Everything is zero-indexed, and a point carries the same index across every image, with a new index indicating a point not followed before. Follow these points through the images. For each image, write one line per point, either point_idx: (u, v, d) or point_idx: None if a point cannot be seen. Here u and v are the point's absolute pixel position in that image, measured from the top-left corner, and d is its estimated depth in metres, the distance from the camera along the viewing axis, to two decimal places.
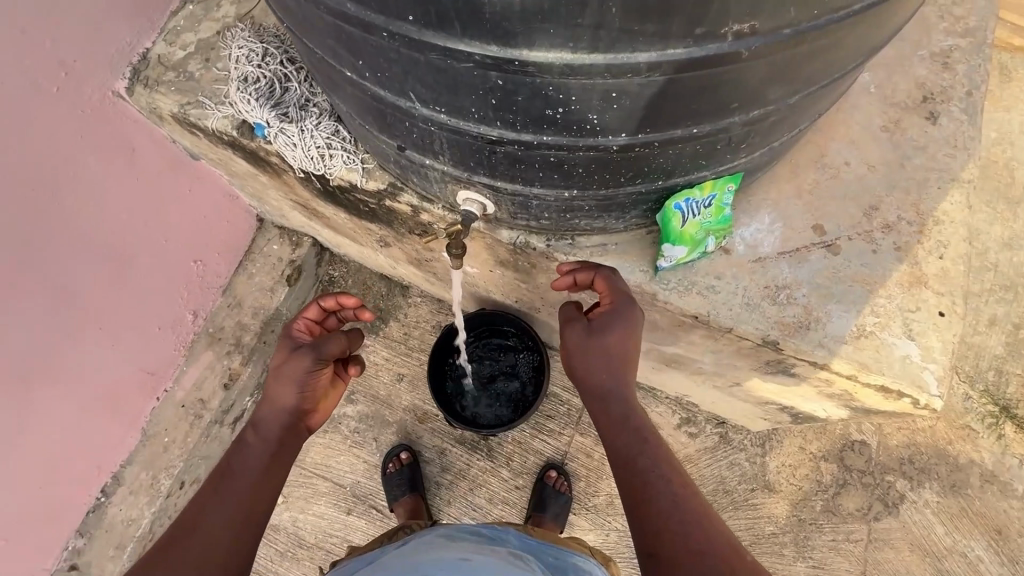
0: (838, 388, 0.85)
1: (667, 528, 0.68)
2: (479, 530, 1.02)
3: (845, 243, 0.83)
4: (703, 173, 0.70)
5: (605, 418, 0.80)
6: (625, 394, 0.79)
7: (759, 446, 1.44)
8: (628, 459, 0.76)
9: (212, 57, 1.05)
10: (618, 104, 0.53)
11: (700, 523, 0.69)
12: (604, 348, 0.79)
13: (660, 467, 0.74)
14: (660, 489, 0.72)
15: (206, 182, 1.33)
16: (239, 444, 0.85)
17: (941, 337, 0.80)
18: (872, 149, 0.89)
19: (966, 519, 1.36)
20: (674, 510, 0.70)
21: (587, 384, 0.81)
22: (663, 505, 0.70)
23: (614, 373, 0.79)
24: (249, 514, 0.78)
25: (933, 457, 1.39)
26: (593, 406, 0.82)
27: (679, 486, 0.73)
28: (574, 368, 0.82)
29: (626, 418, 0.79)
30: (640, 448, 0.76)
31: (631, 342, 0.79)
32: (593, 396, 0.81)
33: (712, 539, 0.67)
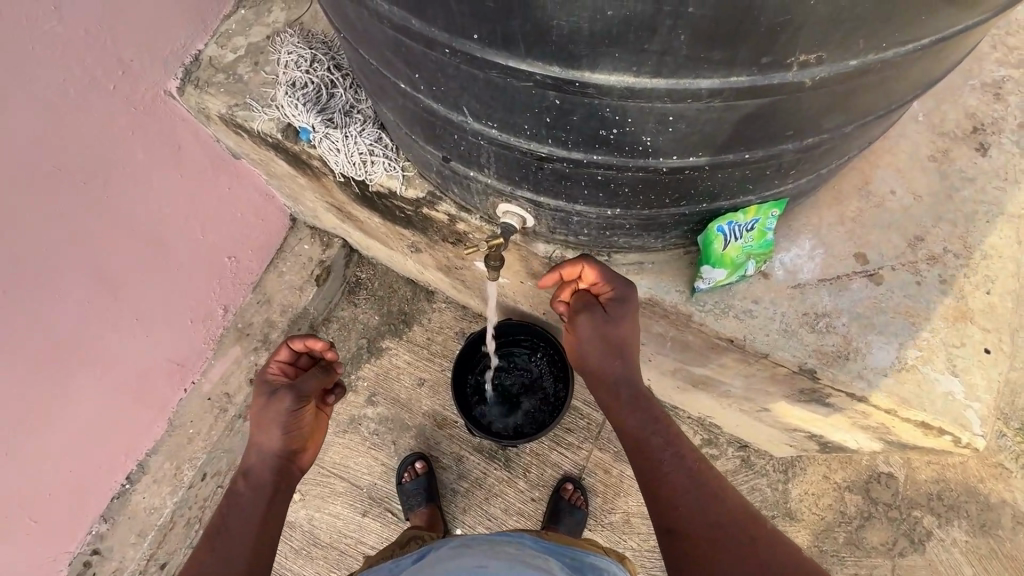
0: (874, 421, 0.83)
1: (683, 505, 0.72)
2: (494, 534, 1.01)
3: (888, 273, 0.82)
4: (749, 197, 0.69)
5: (618, 403, 0.83)
6: (634, 377, 0.83)
7: (782, 473, 1.41)
8: (642, 439, 0.80)
9: (261, 60, 1.07)
10: (674, 127, 0.53)
11: (714, 497, 0.73)
12: (614, 336, 0.81)
13: (673, 447, 0.78)
14: (674, 467, 0.76)
15: (245, 180, 1.35)
16: (232, 494, 0.87)
17: (986, 374, 0.77)
18: (917, 178, 0.87)
19: (996, 561, 1.31)
20: (692, 487, 0.74)
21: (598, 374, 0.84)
22: (678, 484, 0.74)
23: (625, 359, 0.82)
24: (252, 559, 0.78)
25: (963, 494, 1.35)
26: (604, 395, 0.84)
27: (693, 463, 0.77)
28: (585, 359, 0.84)
29: (637, 401, 0.82)
30: (653, 427, 0.80)
31: (635, 326, 0.82)
32: (605, 383, 0.84)
33: (727, 510, 0.72)
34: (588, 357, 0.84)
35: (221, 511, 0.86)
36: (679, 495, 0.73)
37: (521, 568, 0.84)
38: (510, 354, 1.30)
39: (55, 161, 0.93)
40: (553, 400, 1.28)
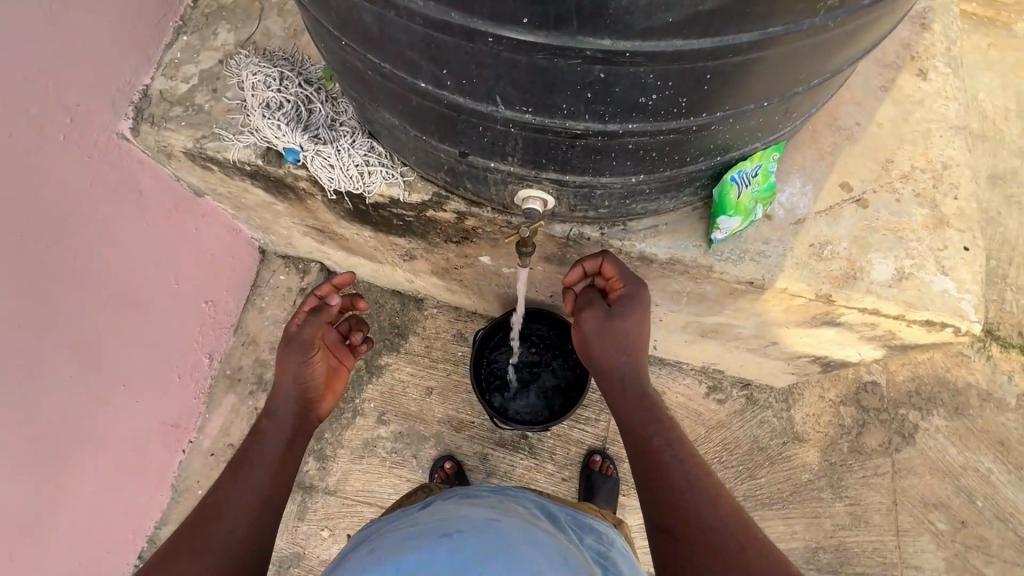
0: (883, 329, 0.92)
1: (686, 511, 0.75)
2: (498, 489, 0.98)
3: (871, 197, 0.90)
4: (756, 144, 0.74)
5: (623, 399, 0.88)
6: (640, 373, 0.88)
7: (784, 401, 1.52)
8: (644, 438, 0.83)
9: (219, 86, 1.01)
10: (709, 84, 0.56)
11: (710, 497, 0.76)
12: (622, 332, 0.86)
13: (673, 450, 0.81)
14: (677, 474, 0.78)
15: (212, 219, 1.27)
16: (259, 430, 0.93)
17: (970, 269, 0.87)
18: (875, 108, 0.97)
19: (973, 437, 1.49)
20: (691, 491, 0.76)
21: (607, 366, 0.88)
22: (678, 484, 0.77)
23: (631, 353, 0.87)
24: (269, 499, 0.84)
25: (936, 385, 1.52)
26: (610, 390, 0.89)
27: (693, 467, 0.79)
28: (594, 353, 0.89)
29: (643, 398, 0.87)
30: (656, 427, 0.84)
31: (643, 324, 0.88)
32: (612, 377, 0.88)
33: (719, 516, 0.74)
34: (597, 353, 0.88)
35: (245, 444, 0.92)
36: (681, 496, 0.76)
37: (528, 529, 0.80)
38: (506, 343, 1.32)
39: (15, 227, 0.84)
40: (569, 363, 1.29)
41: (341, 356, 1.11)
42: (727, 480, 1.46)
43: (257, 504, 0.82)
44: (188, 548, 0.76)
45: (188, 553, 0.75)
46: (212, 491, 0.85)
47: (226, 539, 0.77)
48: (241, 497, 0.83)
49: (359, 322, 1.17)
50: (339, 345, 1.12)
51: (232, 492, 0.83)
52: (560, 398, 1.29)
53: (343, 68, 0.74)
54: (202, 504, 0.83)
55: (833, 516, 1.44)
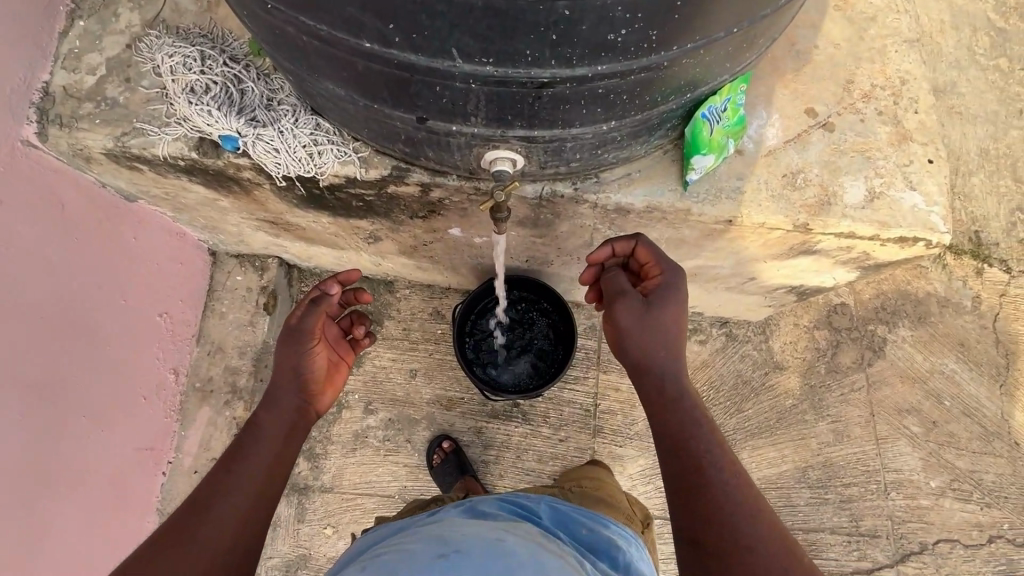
0: (858, 251, 0.93)
1: (723, 522, 0.72)
2: (512, 505, 0.97)
3: (835, 120, 0.90)
4: (725, 76, 0.72)
5: (660, 396, 0.83)
6: (676, 365, 0.83)
7: (762, 333, 1.56)
8: (683, 443, 0.78)
9: (133, 74, 0.90)
10: (678, 13, 0.52)
11: (750, 513, 0.73)
12: (656, 322, 0.83)
13: (714, 459, 0.77)
14: (717, 483, 0.75)
15: (151, 226, 1.17)
16: (259, 420, 0.88)
17: (935, 180, 0.88)
18: (831, 29, 0.95)
19: (935, 341, 1.57)
20: (729, 505, 0.73)
21: (642, 359, 0.83)
22: (716, 496, 0.74)
23: (667, 345, 0.83)
24: (260, 498, 0.79)
25: (899, 298, 1.58)
26: (646, 384, 0.84)
27: (733, 477, 0.76)
28: (628, 346, 0.84)
29: (679, 396, 0.82)
30: (694, 430, 0.79)
31: (677, 318, 0.85)
32: (649, 370, 0.84)
33: (756, 531, 0.72)
34: (632, 343, 0.83)
35: (245, 432, 0.87)
36: (718, 506, 0.73)
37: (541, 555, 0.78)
38: (473, 336, 1.28)
39: None
40: (521, 301, 1.28)
41: (342, 352, 1.07)
42: (717, 417, 1.50)
43: (250, 503, 0.78)
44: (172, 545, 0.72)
45: (171, 549, 0.71)
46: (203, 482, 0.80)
47: (211, 539, 0.73)
48: (236, 494, 0.78)
49: (360, 316, 1.13)
50: (340, 341, 1.08)
51: (227, 485, 0.78)
52: (546, 324, 1.28)
53: (274, 39, 0.67)
54: (192, 495, 0.78)
55: (818, 435, 1.50)
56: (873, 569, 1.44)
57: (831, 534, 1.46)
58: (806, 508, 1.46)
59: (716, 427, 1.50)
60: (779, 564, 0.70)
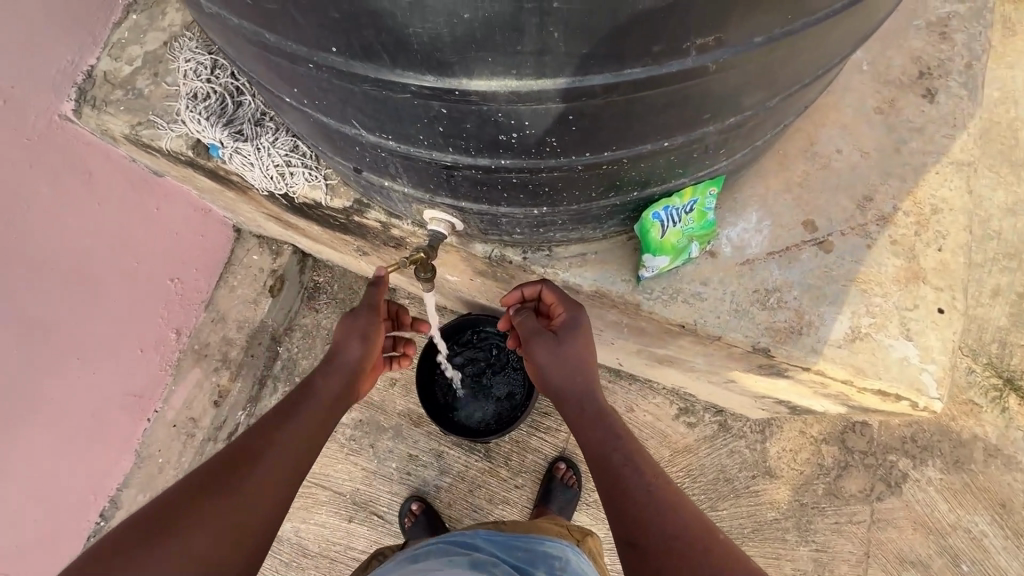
0: (834, 390, 0.81)
1: (648, 521, 0.65)
2: (443, 543, 0.94)
3: (837, 240, 0.79)
4: (682, 180, 0.65)
5: (579, 420, 0.77)
6: (596, 392, 0.78)
7: (759, 433, 1.41)
8: (603, 455, 0.73)
9: (161, 70, 0.98)
10: (576, 125, 0.48)
11: (671, 507, 0.67)
12: (572, 355, 0.77)
13: (633, 461, 0.72)
14: (637, 487, 0.69)
15: (175, 198, 1.27)
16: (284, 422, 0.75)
17: (940, 335, 0.75)
18: (865, 133, 0.83)
19: (969, 495, 1.33)
20: (652, 504, 0.67)
21: (562, 392, 0.78)
22: (637, 497, 0.68)
23: (588, 376, 0.77)
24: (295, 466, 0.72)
25: (936, 434, 1.36)
26: (566, 413, 0.79)
27: (654, 476, 0.70)
28: (549, 382, 0.79)
29: (600, 416, 0.76)
30: (614, 443, 0.73)
31: (592, 348, 0.79)
32: (569, 402, 0.78)
33: (683, 525, 0.65)
34: (551, 377, 0.78)
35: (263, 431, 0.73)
36: (641, 504, 0.67)
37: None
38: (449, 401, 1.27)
39: None
40: (452, 342, 1.26)
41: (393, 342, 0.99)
42: None
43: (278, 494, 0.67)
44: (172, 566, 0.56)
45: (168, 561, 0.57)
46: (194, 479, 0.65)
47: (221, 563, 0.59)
48: (255, 504, 0.65)
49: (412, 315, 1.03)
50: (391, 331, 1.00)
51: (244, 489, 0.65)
52: (502, 347, 1.26)
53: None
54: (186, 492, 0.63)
55: (795, 559, 1.35)
56: None
57: None
58: None
59: None
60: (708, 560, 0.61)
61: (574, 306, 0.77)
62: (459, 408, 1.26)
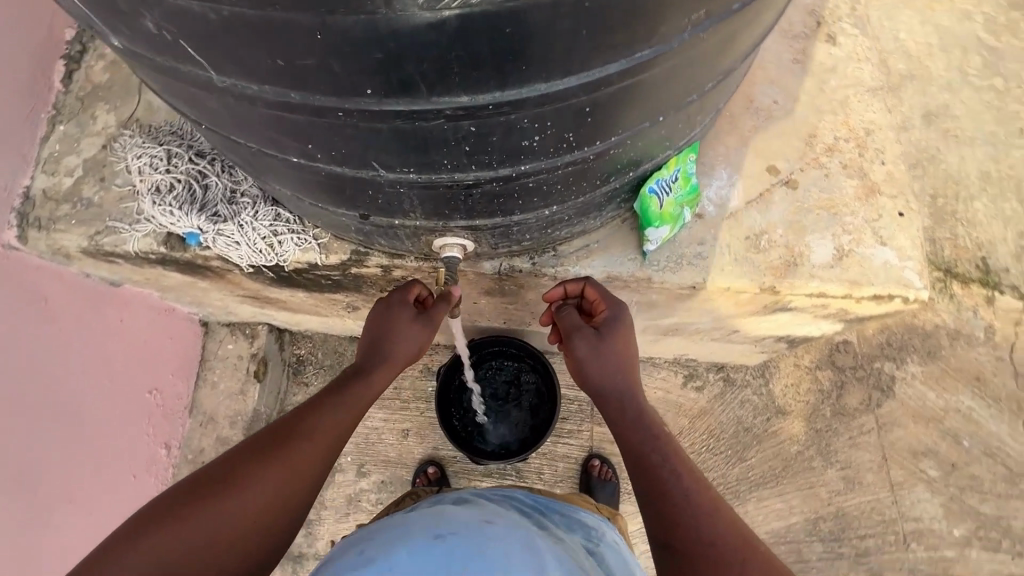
0: (835, 308, 0.89)
1: (685, 527, 0.62)
2: (488, 492, 0.96)
3: (799, 176, 0.88)
4: (668, 152, 0.71)
5: (620, 420, 0.75)
6: (636, 394, 0.76)
7: (761, 377, 1.50)
8: (642, 458, 0.70)
9: (107, 174, 0.93)
10: (591, 116, 0.52)
11: (709, 504, 0.64)
12: (613, 352, 0.76)
13: (672, 463, 0.68)
14: (675, 487, 0.66)
15: (139, 305, 1.20)
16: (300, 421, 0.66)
17: (908, 234, 0.85)
18: (792, 82, 0.94)
19: (949, 378, 1.48)
20: (687, 506, 0.64)
21: (601, 390, 0.76)
22: (675, 497, 0.65)
23: (628, 374, 0.76)
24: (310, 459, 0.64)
25: (906, 333, 1.50)
26: (604, 410, 0.77)
27: (695, 482, 0.67)
28: (588, 381, 0.77)
29: (641, 416, 0.74)
30: (653, 444, 0.71)
31: (632, 347, 0.79)
32: (608, 401, 0.76)
33: (718, 534, 0.61)
34: (590, 375, 0.76)
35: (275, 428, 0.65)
36: (677, 509, 0.64)
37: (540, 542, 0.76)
38: (472, 430, 1.26)
39: None
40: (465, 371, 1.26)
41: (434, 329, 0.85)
42: (719, 467, 1.44)
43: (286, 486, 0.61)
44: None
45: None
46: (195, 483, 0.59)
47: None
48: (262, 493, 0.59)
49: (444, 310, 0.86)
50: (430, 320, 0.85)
51: (238, 505, 0.57)
52: (511, 363, 1.27)
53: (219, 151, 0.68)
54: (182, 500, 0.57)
55: (827, 482, 1.42)
56: None
57: None
58: (820, 563, 1.38)
59: (717, 478, 1.44)
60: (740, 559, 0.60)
61: (615, 303, 0.78)
62: (485, 435, 1.25)
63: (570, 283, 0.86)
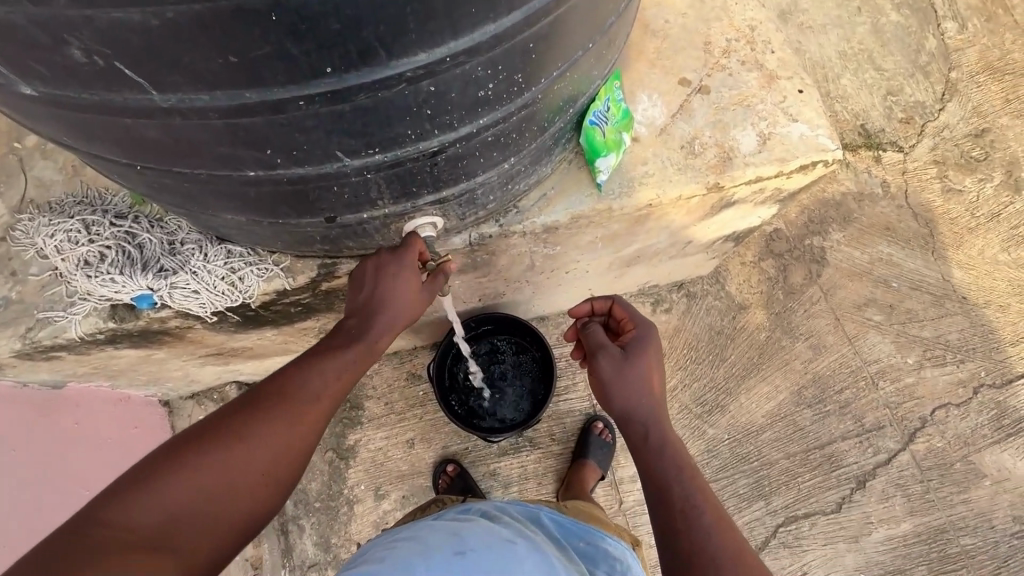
0: (771, 190, 0.98)
1: (701, 569, 0.65)
2: (516, 509, 0.97)
3: (708, 81, 0.95)
4: (598, 82, 0.75)
5: (644, 442, 0.78)
6: (658, 419, 0.80)
7: (717, 283, 1.61)
8: (662, 485, 0.72)
9: (16, 265, 0.84)
10: (533, 52, 0.54)
11: (731, 547, 0.66)
12: (637, 374, 0.81)
13: (691, 496, 0.71)
14: (698, 526, 0.68)
15: (87, 403, 1.09)
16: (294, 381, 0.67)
17: (811, 107, 0.95)
18: (677, 1, 1.01)
19: (866, 234, 1.66)
20: (709, 548, 0.66)
21: (626, 409, 0.80)
22: (695, 534, 0.67)
23: (653, 398, 0.81)
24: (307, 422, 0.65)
25: (822, 207, 1.67)
26: (628, 429, 0.81)
27: (713, 519, 0.69)
28: (612, 400, 0.82)
29: (664, 442, 0.77)
30: (677, 473, 0.73)
31: (657, 372, 0.84)
32: (633, 420, 0.80)
33: None
34: (614, 393, 0.81)
35: (271, 385, 0.67)
36: (697, 548, 0.66)
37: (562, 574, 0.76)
38: (480, 412, 1.27)
39: None
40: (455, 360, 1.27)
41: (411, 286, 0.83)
42: (706, 374, 1.55)
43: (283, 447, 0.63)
44: (151, 546, 0.52)
45: (141, 532, 0.52)
46: (194, 434, 0.61)
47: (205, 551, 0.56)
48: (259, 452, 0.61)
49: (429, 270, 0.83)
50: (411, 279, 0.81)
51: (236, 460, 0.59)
52: (495, 339, 1.30)
53: (158, 205, 0.71)
54: (184, 449, 0.59)
55: (799, 355, 1.57)
56: (890, 459, 1.51)
57: (844, 441, 1.51)
58: (814, 426, 1.52)
59: (708, 384, 1.54)
60: None
61: (646, 325, 0.86)
62: (493, 413, 1.27)
63: (598, 302, 0.96)
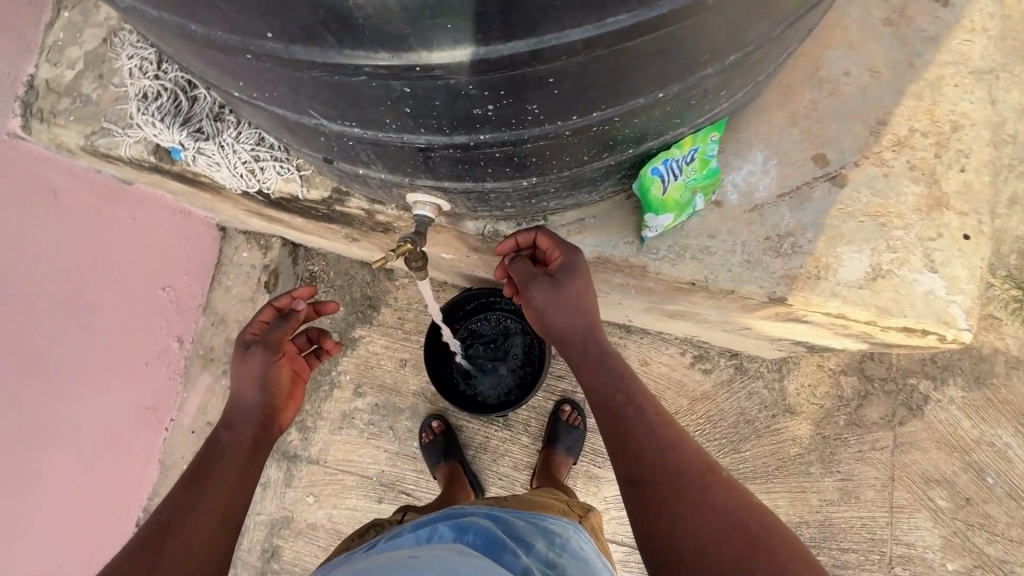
0: (856, 331, 0.78)
1: (652, 466, 0.62)
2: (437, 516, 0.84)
3: (851, 172, 0.73)
4: (681, 130, 0.58)
5: (586, 364, 0.71)
6: (601, 336, 0.72)
7: (776, 372, 1.39)
8: (608, 402, 0.68)
9: (105, 71, 0.90)
10: (556, 88, 0.42)
11: (675, 441, 0.65)
12: (577, 297, 0.71)
13: (637, 402, 0.68)
14: (639, 424, 0.66)
15: (150, 204, 1.22)
16: (165, 546, 0.67)
17: (968, 264, 0.71)
18: (878, 52, 0.75)
19: (992, 409, 1.32)
20: (654, 440, 0.65)
21: (567, 336, 0.72)
22: (641, 435, 0.65)
23: (592, 316, 0.71)
24: (218, 518, 0.72)
25: (957, 352, 1.33)
26: (569, 355, 0.73)
27: (656, 415, 0.67)
28: (550, 328, 0.72)
29: (606, 356, 0.71)
30: (620, 383, 0.69)
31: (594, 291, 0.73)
32: (571, 343, 0.72)
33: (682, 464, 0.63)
34: (554, 321, 0.71)
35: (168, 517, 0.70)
36: (642, 439, 0.65)
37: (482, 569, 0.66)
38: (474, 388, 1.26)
39: None
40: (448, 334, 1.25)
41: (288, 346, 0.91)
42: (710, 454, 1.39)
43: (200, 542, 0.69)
44: None
45: None
46: None
47: None
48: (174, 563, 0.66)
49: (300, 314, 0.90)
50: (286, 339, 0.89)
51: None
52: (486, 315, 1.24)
53: None
54: None
55: (821, 491, 1.35)
56: None
57: None
58: None
59: None
60: (712, 493, 0.60)
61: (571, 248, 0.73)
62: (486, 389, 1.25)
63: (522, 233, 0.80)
